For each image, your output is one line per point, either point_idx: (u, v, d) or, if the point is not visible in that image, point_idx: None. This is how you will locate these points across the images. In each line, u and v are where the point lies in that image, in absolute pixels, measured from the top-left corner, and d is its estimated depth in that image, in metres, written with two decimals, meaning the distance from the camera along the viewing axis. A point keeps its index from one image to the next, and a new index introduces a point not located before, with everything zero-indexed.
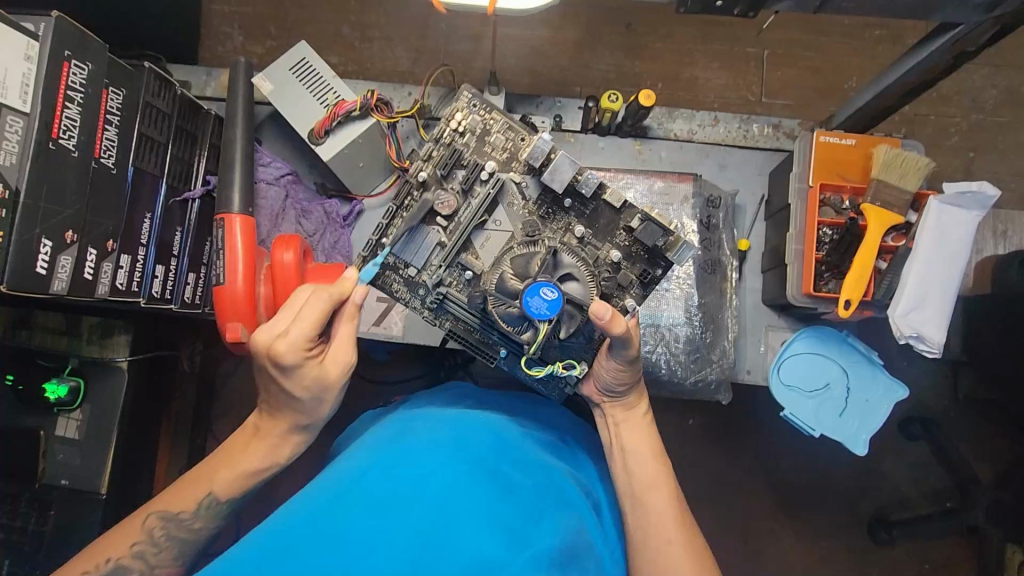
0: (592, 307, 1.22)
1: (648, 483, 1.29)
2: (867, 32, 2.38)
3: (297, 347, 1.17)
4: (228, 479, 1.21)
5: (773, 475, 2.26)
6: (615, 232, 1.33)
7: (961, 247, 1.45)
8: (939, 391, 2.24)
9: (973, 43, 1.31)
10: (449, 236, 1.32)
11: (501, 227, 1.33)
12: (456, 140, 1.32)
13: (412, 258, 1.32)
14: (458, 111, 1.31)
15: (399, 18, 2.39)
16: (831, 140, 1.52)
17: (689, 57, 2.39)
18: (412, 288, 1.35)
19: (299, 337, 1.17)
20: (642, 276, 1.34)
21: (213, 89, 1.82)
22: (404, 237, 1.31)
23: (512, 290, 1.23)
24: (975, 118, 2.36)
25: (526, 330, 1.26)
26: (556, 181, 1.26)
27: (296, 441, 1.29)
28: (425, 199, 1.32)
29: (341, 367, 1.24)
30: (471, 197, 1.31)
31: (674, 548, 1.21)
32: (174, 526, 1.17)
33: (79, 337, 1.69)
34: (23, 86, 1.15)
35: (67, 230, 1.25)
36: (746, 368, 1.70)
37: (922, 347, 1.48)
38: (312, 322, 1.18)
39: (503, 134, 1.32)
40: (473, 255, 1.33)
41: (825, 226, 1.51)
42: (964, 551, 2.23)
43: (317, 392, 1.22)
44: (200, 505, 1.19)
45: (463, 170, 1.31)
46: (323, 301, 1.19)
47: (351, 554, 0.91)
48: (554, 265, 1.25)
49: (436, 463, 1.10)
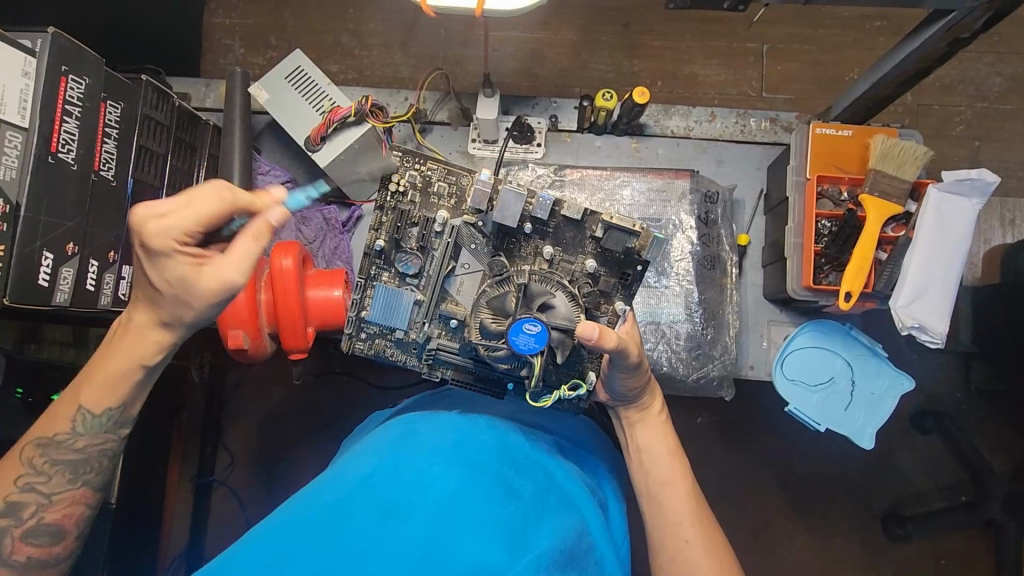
0: (577, 331, 1.15)
1: (663, 480, 1.30)
2: (866, 24, 2.37)
3: (168, 236, 1.06)
4: (91, 392, 1.16)
5: (783, 470, 2.24)
6: (583, 242, 1.34)
7: (962, 236, 1.44)
8: (950, 383, 2.21)
9: (968, 29, 1.29)
10: (423, 292, 1.37)
11: (471, 269, 1.36)
12: (401, 201, 1.37)
13: (394, 321, 1.35)
14: (394, 172, 1.37)
15: (396, 25, 2.40)
16: (826, 132, 1.51)
17: (686, 54, 2.38)
18: (405, 347, 1.40)
19: (174, 228, 1.06)
20: (622, 279, 1.34)
21: (213, 100, 1.84)
22: (380, 303, 1.36)
23: (496, 332, 1.23)
24: (979, 106, 2.33)
25: (522, 366, 1.27)
26: (508, 217, 1.27)
27: (157, 338, 1.17)
28: (390, 263, 1.37)
29: (217, 283, 1.10)
30: (431, 250, 1.36)
31: (692, 547, 1.22)
32: (54, 451, 1.15)
33: (87, 348, 1.72)
34: (22, 102, 1.17)
35: (67, 243, 1.26)
36: (749, 364, 1.69)
37: (925, 338, 1.46)
38: (195, 219, 1.07)
39: (445, 181, 1.38)
40: (454, 304, 1.37)
41: (823, 218, 1.48)
42: (982, 546, 2.19)
43: (180, 295, 1.10)
44: (75, 423, 1.16)
45: (415, 227, 1.36)
46: (222, 203, 1.08)
47: (354, 552, 0.92)
48: (529, 298, 1.24)
49: (436, 464, 1.10)
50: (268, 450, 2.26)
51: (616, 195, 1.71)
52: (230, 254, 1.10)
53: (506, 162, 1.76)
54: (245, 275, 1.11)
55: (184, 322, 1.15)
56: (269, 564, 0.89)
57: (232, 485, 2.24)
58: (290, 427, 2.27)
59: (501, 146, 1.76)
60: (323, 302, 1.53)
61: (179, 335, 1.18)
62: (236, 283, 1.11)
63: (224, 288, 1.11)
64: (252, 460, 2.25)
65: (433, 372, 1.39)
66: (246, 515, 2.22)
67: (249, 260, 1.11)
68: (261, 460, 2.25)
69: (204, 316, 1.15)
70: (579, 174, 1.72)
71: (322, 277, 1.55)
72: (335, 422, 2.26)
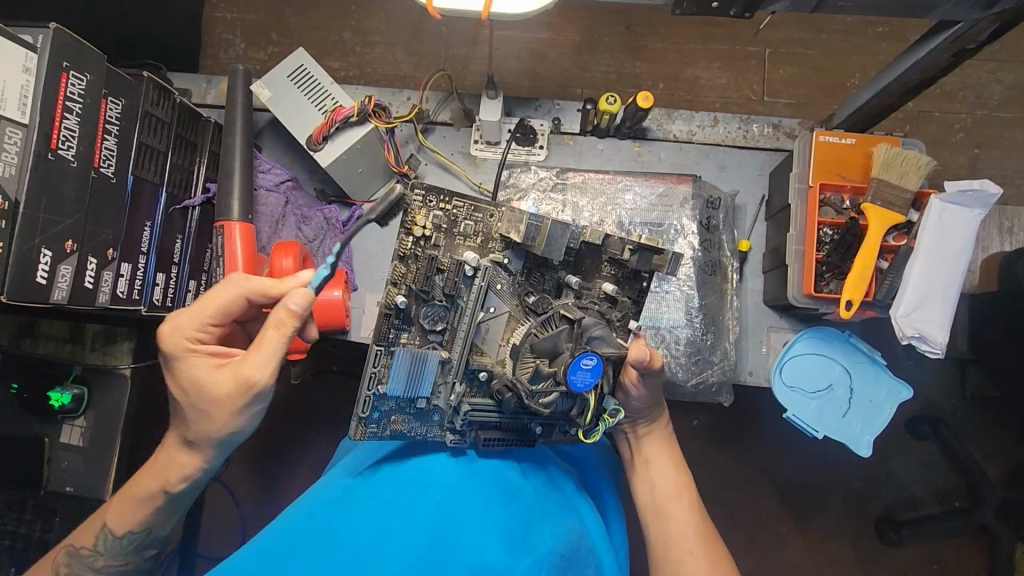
0: (631, 354, 1.27)
1: (669, 493, 1.34)
2: (868, 29, 2.37)
3: (183, 336, 1.24)
4: (116, 512, 1.27)
5: (779, 474, 2.25)
6: (600, 267, 1.33)
7: (962, 248, 1.44)
8: (947, 390, 2.22)
9: (974, 40, 1.29)
10: (449, 349, 1.25)
11: (498, 312, 1.26)
12: (424, 247, 1.27)
13: (419, 391, 1.22)
14: (417, 214, 1.27)
15: (398, 22, 2.39)
16: (830, 139, 1.51)
17: (689, 57, 2.38)
18: (426, 419, 1.27)
19: (187, 326, 1.24)
20: (635, 296, 1.35)
21: (213, 97, 1.82)
22: (402, 372, 1.19)
23: (547, 373, 1.17)
24: (979, 114, 2.34)
25: (574, 405, 1.23)
26: (554, 252, 1.22)
27: (182, 464, 1.26)
28: (411, 320, 1.25)
29: (236, 380, 1.19)
30: (460, 300, 1.25)
31: (696, 559, 1.23)
32: (77, 564, 1.27)
33: (83, 344, 1.68)
34: (22, 98, 1.16)
35: (66, 240, 1.25)
36: (748, 370, 1.69)
37: (924, 347, 1.46)
38: (208, 312, 1.24)
39: (471, 220, 1.29)
40: (481, 354, 1.26)
41: (825, 226, 1.49)
42: (975, 552, 2.20)
43: (198, 398, 1.21)
44: (97, 542, 1.28)
45: (441, 275, 1.24)
46: (235, 293, 1.24)
47: (355, 536, 0.94)
48: (580, 333, 1.20)
49: (436, 470, 1.14)
50: (265, 448, 2.25)
51: (617, 199, 1.72)
52: (258, 348, 1.18)
53: (508, 164, 1.75)
54: (268, 370, 1.19)
55: (208, 439, 1.24)
56: (273, 555, 0.91)
57: (226, 481, 2.23)
58: (288, 426, 2.26)
59: (503, 148, 1.76)
60: (324, 302, 1.53)
61: (207, 454, 1.26)
62: (251, 379, 1.19)
63: (247, 384, 1.19)
64: (249, 457, 2.25)
65: (461, 439, 1.27)
66: (241, 513, 2.21)
67: (274, 352, 1.18)
68: (258, 458, 2.25)
69: (229, 426, 1.22)
70: (581, 178, 1.73)
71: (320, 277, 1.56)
72: (333, 422, 2.26)
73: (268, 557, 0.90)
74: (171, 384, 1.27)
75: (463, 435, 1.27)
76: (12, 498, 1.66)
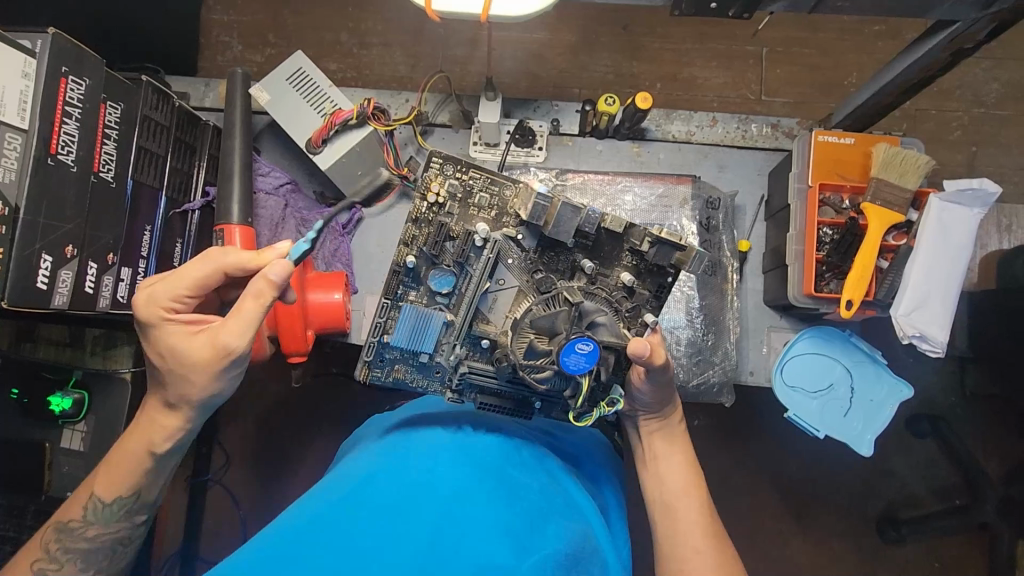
0: (630, 348, 1.20)
1: (678, 492, 1.33)
2: (866, 28, 2.37)
3: (156, 305, 1.21)
4: (105, 484, 1.25)
5: (780, 473, 2.25)
6: (620, 254, 1.33)
7: (964, 244, 1.45)
8: (946, 388, 2.23)
9: (971, 39, 1.29)
10: (454, 312, 1.33)
11: (506, 285, 1.32)
12: (438, 215, 1.35)
13: (422, 345, 1.32)
14: (434, 183, 1.35)
15: (396, 24, 2.39)
16: (829, 139, 1.51)
17: (687, 57, 2.38)
18: (428, 372, 1.39)
19: (162, 295, 1.21)
20: (654, 289, 1.34)
21: (212, 100, 1.82)
22: (407, 327, 1.31)
23: (542, 352, 1.19)
24: (976, 112, 2.34)
25: (568, 387, 1.24)
26: (563, 233, 1.24)
27: (168, 422, 1.26)
28: (419, 280, 1.35)
29: (213, 348, 1.18)
30: (468, 266, 1.32)
31: (702, 558, 1.23)
32: (68, 537, 1.24)
33: (84, 348, 1.68)
34: (21, 103, 1.16)
35: (66, 246, 1.25)
36: (749, 369, 1.70)
37: (925, 346, 1.46)
38: (185, 285, 1.21)
39: (487, 193, 1.34)
40: (486, 323, 1.33)
41: (825, 226, 1.50)
42: (977, 549, 2.21)
43: (175, 365, 1.20)
44: (86, 512, 1.25)
45: (453, 241, 1.33)
46: (212, 267, 1.21)
47: (361, 541, 0.93)
48: (580, 316, 1.22)
49: (441, 470, 1.12)
50: (267, 450, 2.25)
51: (617, 200, 1.71)
52: (233, 319, 1.16)
53: (508, 166, 1.75)
54: (245, 339, 1.17)
55: (187, 401, 1.24)
56: (281, 553, 0.91)
57: (227, 485, 2.23)
58: (287, 429, 2.26)
59: (502, 149, 1.76)
60: (323, 305, 1.55)
61: (188, 417, 1.27)
62: (231, 346, 1.17)
63: (222, 352, 1.18)
64: (251, 459, 2.25)
65: (460, 396, 1.38)
66: (243, 516, 2.21)
67: (253, 322, 1.17)
68: (258, 461, 2.25)
69: (208, 390, 1.22)
70: (581, 178, 1.72)
71: (320, 280, 1.57)
72: (333, 423, 2.26)
73: (270, 562, 0.89)
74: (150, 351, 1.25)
75: (462, 393, 1.39)
76: (12, 502, 1.66)
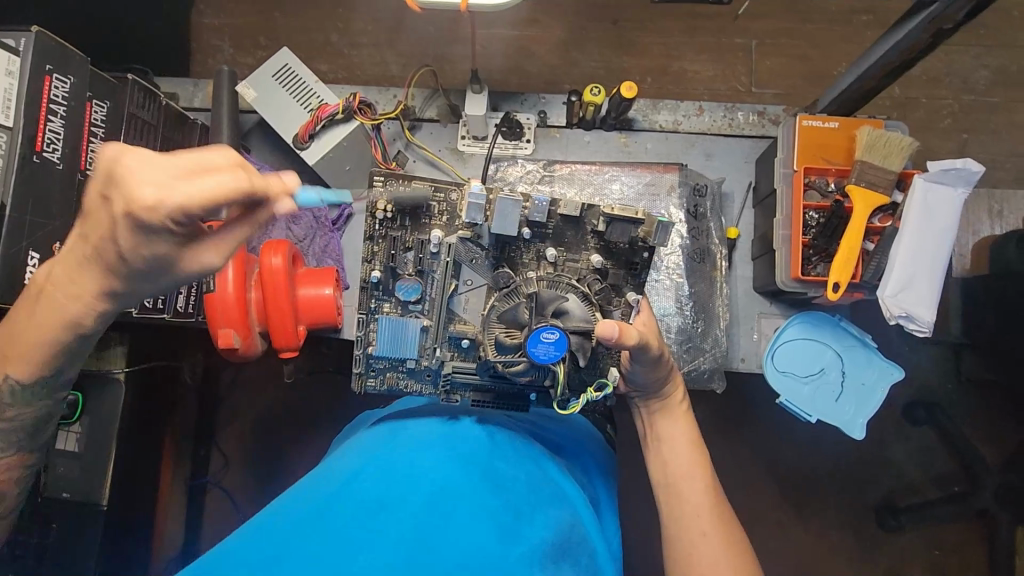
0: (598, 330, 1.13)
1: (684, 472, 1.32)
2: (854, 18, 2.38)
3: (155, 217, 0.88)
4: (17, 367, 1.17)
5: (778, 463, 2.25)
6: (585, 239, 1.33)
7: (950, 224, 1.45)
8: (941, 375, 2.23)
9: (950, 20, 1.28)
10: (429, 317, 1.37)
11: (474, 284, 1.34)
12: (389, 229, 1.34)
13: (405, 352, 1.37)
14: (379, 201, 1.33)
15: (386, 24, 2.40)
16: (813, 123, 1.52)
17: (676, 50, 2.39)
18: (419, 377, 1.41)
19: (168, 208, 0.87)
20: (628, 266, 1.33)
21: (200, 100, 1.83)
22: (387, 335, 1.36)
23: (512, 346, 1.22)
24: (967, 99, 2.35)
25: (546, 376, 1.28)
26: (507, 225, 1.25)
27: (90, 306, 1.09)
28: (390, 293, 1.36)
29: (194, 263, 1.01)
30: (431, 274, 1.34)
31: (708, 540, 1.23)
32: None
33: None
34: (5, 102, 1.17)
35: (54, 243, 1.26)
36: (740, 356, 1.69)
37: (911, 326, 1.46)
38: (201, 204, 0.87)
39: (433, 201, 1.34)
40: (463, 323, 1.36)
41: (810, 209, 1.50)
42: (976, 535, 2.21)
43: (147, 267, 0.99)
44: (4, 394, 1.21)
45: (410, 252, 1.34)
46: (242, 188, 0.89)
47: (346, 536, 0.93)
48: (540, 306, 1.21)
49: (428, 462, 1.11)
50: (264, 450, 2.25)
51: (605, 189, 1.71)
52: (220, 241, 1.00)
53: (496, 159, 1.76)
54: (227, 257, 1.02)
55: (130, 289, 1.06)
56: (265, 549, 0.90)
57: (225, 486, 2.23)
58: (284, 428, 2.26)
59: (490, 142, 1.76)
60: (315, 299, 1.55)
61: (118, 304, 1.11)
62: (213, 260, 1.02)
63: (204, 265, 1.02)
64: (248, 460, 2.25)
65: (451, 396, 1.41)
66: (241, 517, 2.21)
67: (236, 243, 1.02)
68: (256, 461, 2.25)
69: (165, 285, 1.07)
70: (568, 169, 1.72)
71: (310, 276, 1.57)
72: (330, 422, 2.26)
73: (254, 558, 0.88)
74: (108, 238, 0.96)
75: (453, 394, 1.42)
76: None
